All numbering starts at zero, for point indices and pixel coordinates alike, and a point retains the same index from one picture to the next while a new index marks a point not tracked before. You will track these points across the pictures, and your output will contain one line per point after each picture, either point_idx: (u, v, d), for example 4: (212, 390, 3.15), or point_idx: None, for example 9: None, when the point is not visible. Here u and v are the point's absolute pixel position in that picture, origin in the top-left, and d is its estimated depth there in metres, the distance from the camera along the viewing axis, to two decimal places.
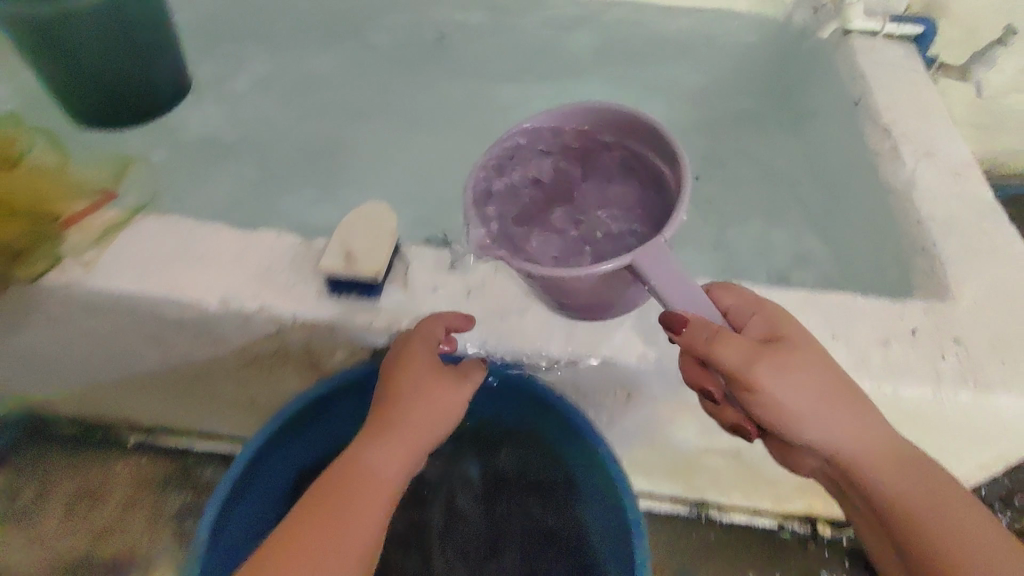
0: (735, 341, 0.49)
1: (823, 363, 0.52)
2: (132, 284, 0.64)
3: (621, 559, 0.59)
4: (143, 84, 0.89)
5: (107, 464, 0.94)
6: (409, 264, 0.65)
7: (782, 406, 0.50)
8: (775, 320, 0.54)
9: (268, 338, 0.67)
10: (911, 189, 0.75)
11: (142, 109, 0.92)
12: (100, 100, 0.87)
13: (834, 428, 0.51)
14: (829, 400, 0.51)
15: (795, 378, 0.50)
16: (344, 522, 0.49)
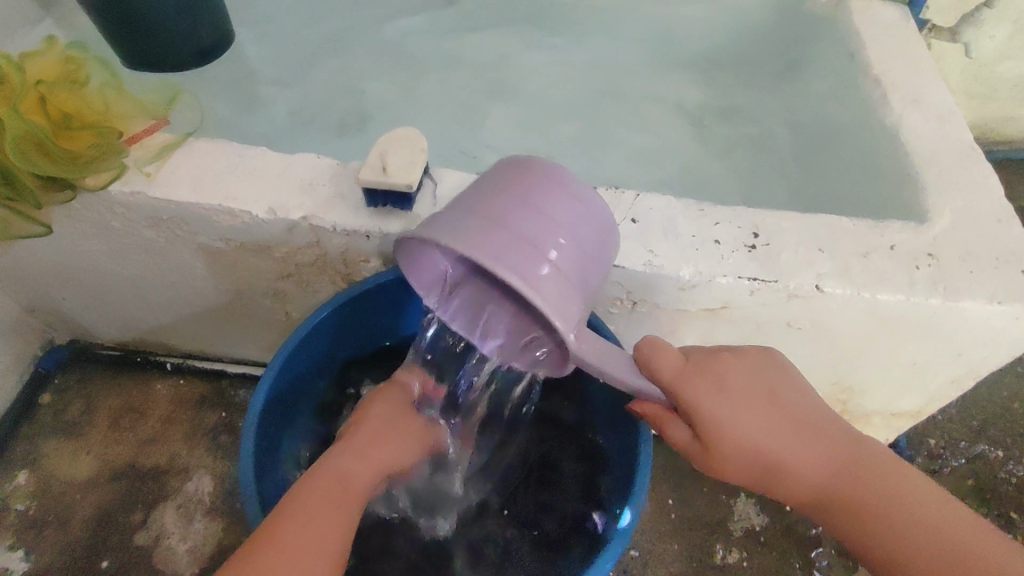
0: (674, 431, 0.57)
1: (741, 445, 0.54)
2: (190, 194, 0.72)
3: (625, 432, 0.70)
4: (188, 34, 0.96)
5: (147, 384, 1.02)
6: (437, 183, 0.73)
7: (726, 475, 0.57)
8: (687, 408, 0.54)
9: (310, 247, 0.74)
10: (898, 130, 0.82)
11: (187, 57, 0.99)
12: (151, 49, 0.94)
13: (775, 488, 0.56)
14: (753, 472, 0.55)
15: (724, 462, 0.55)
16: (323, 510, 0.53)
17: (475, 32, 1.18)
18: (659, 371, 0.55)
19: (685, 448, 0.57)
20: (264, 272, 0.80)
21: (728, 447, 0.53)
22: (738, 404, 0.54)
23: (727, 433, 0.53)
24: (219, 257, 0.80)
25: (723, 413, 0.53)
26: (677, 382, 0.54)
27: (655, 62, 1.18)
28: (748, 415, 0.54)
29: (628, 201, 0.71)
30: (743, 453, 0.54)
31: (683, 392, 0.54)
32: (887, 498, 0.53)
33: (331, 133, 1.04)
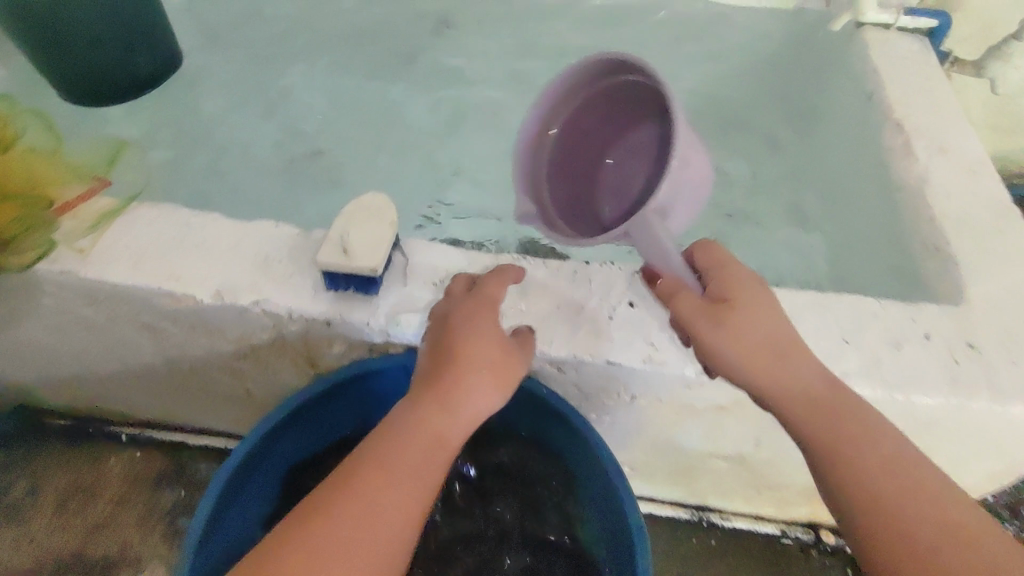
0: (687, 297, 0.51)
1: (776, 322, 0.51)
2: (127, 274, 0.63)
3: (621, 561, 0.58)
4: (133, 72, 0.88)
5: (101, 460, 0.93)
6: (408, 259, 0.64)
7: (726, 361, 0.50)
8: (727, 278, 0.52)
9: (265, 331, 0.65)
10: (923, 186, 0.73)
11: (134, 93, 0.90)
12: (92, 88, 0.85)
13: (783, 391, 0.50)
14: (769, 355, 0.50)
15: (746, 335, 0.50)
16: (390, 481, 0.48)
17: (466, 58, 1.06)
18: (711, 254, 0.54)
19: (688, 313, 0.51)
20: (217, 352, 0.71)
21: (759, 316, 0.50)
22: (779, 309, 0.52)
23: (759, 307, 0.51)
24: (167, 337, 0.70)
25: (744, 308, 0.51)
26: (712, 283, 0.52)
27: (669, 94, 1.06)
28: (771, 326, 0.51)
29: (623, 279, 0.62)
30: (772, 330, 0.50)
31: (729, 270, 0.53)
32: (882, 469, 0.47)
33: (300, 179, 0.93)
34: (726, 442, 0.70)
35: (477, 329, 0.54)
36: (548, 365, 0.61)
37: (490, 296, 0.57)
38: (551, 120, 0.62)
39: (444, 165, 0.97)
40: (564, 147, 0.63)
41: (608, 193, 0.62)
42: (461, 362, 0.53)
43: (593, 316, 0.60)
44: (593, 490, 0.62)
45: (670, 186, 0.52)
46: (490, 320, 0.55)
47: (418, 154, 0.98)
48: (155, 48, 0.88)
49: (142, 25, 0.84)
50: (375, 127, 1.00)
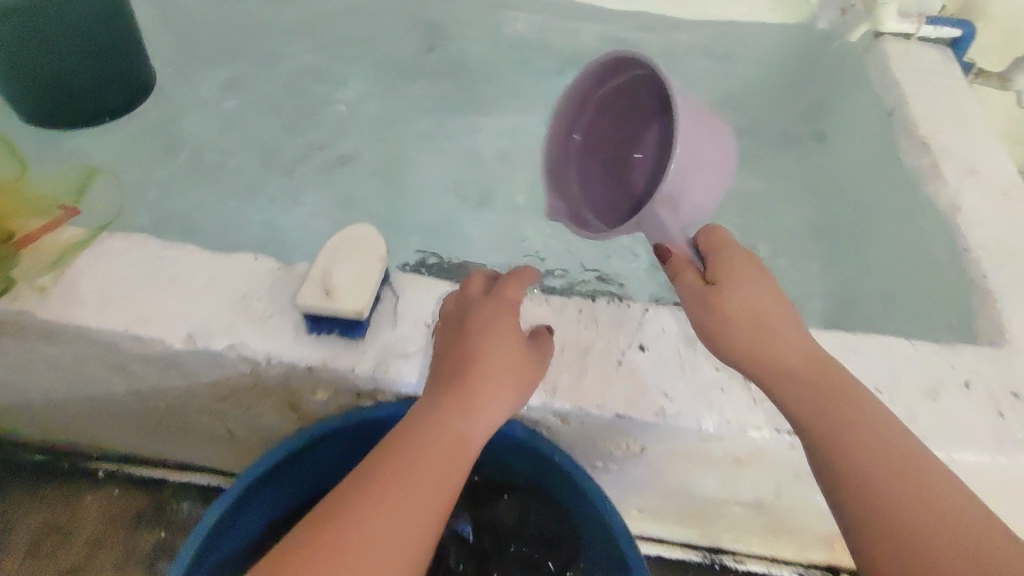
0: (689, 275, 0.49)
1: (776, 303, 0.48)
2: (91, 315, 0.57)
3: None
4: (109, 87, 0.82)
5: (77, 497, 0.88)
6: (399, 296, 0.59)
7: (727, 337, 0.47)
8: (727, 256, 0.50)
9: (242, 375, 0.60)
10: (954, 212, 0.68)
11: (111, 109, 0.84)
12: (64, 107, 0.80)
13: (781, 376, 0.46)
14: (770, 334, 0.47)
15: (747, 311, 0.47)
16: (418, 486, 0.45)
17: (464, 71, 1.01)
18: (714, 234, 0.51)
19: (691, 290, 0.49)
20: (193, 394, 0.66)
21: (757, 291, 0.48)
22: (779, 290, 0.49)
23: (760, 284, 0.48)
24: (139, 377, 0.65)
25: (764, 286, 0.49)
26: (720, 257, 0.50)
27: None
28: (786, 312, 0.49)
29: (633, 320, 0.57)
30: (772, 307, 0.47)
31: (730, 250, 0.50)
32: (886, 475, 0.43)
33: (289, 201, 0.88)
34: (743, 491, 0.64)
35: (498, 334, 0.51)
36: (551, 416, 0.55)
37: (511, 299, 0.54)
38: (573, 126, 0.68)
39: (438, 183, 0.92)
40: (586, 151, 0.69)
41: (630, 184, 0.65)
42: (481, 367, 0.50)
43: (601, 361, 0.55)
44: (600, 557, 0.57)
45: (677, 169, 0.55)
46: (509, 326, 0.52)
47: (411, 171, 0.93)
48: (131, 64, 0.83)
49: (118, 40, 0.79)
50: (366, 143, 0.95)
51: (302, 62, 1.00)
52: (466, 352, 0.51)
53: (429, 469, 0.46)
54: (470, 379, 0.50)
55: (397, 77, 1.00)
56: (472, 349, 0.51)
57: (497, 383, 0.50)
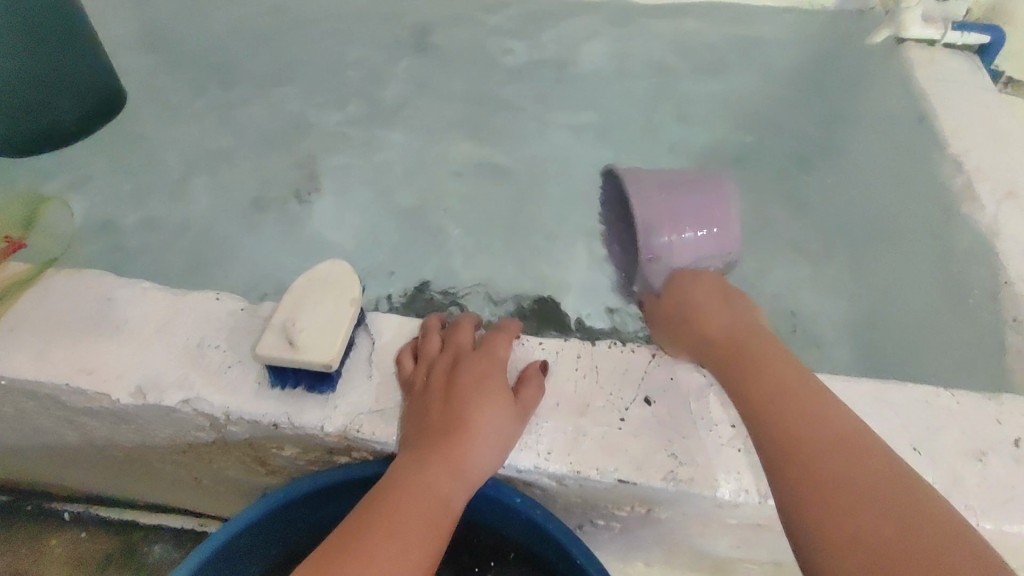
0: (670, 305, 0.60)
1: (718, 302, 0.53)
2: (31, 369, 0.52)
3: None
4: (78, 101, 0.76)
5: (40, 540, 0.82)
6: (374, 342, 0.53)
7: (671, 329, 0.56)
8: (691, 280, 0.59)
9: (202, 431, 0.54)
10: (993, 239, 0.62)
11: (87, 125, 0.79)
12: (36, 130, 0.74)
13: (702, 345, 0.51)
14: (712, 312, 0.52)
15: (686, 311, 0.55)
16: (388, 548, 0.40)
17: (457, 81, 0.95)
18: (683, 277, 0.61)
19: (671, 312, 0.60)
20: (152, 445, 0.60)
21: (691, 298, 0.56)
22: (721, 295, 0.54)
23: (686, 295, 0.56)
24: (91, 428, 0.59)
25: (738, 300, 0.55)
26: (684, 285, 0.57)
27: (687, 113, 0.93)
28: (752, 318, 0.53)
29: (638, 369, 0.50)
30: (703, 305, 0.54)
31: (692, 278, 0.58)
32: (847, 447, 0.40)
33: (267, 224, 0.83)
34: (761, 550, 0.58)
35: (487, 386, 0.47)
36: (544, 478, 0.49)
37: (497, 355, 0.50)
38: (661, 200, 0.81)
39: (427, 202, 0.86)
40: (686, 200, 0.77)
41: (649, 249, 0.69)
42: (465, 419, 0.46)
43: (602, 419, 0.49)
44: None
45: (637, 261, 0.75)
46: (501, 378, 0.48)
47: (398, 189, 0.87)
48: (94, 80, 0.77)
49: (78, 57, 0.73)
50: (349, 158, 0.89)
51: (283, 74, 0.95)
52: (449, 405, 0.46)
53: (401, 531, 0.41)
54: (454, 436, 0.45)
55: (384, 89, 0.94)
56: (455, 402, 0.46)
57: (489, 437, 0.46)
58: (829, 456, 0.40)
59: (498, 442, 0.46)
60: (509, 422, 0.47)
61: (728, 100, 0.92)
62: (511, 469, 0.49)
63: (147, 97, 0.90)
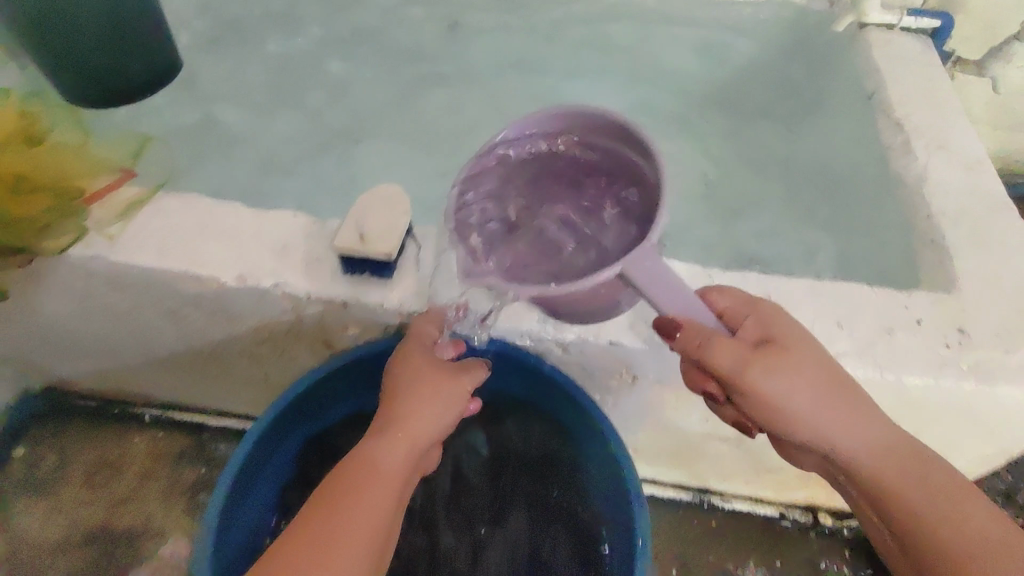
0: (729, 345, 0.51)
1: (815, 360, 0.53)
2: (153, 260, 0.66)
3: (620, 525, 0.62)
4: (154, 53, 0.93)
5: (124, 437, 0.97)
6: (421, 245, 0.67)
7: (771, 402, 0.52)
8: (768, 318, 0.55)
9: (283, 314, 0.69)
10: (921, 181, 0.74)
11: (161, 72, 0.96)
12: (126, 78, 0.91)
13: (819, 419, 0.52)
14: (816, 389, 0.52)
15: (776, 393, 0.52)
16: (348, 513, 0.49)
17: (480, 63, 1.10)
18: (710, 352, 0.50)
19: (720, 369, 0.52)
20: (238, 335, 0.75)
21: (783, 369, 0.51)
22: (791, 370, 0.52)
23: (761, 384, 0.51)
24: (189, 321, 0.74)
25: (772, 361, 0.52)
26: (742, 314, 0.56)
27: (678, 94, 1.10)
28: (812, 365, 0.53)
29: None
30: (800, 381, 0.52)
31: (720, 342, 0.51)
32: (915, 480, 0.51)
33: (320, 177, 0.98)
34: (724, 425, 0.73)
35: (411, 363, 0.57)
36: (551, 343, 0.64)
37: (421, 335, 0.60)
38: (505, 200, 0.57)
39: (454, 160, 1.02)
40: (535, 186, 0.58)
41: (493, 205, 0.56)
42: (402, 398, 0.55)
43: None
44: (596, 467, 0.65)
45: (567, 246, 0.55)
46: (422, 355, 0.58)
47: (430, 150, 1.03)
48: (155, 45, 0.92)
49: (142, 28, 0.88)
50: (387, 124, 1.05)
51: (332, 53, 1.10)
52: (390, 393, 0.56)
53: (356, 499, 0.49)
54: (394, 409, 0.55)
55: (417, 68, 1.10)
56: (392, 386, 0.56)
57: (428, 408, 0.55)
58: (915, 498, 0.51)
59: (429, 405, 0.55)
60: (435, 388, 0.56)
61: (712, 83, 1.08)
62: (523, 334, 0.64)
63: (215, 69, 1.05)
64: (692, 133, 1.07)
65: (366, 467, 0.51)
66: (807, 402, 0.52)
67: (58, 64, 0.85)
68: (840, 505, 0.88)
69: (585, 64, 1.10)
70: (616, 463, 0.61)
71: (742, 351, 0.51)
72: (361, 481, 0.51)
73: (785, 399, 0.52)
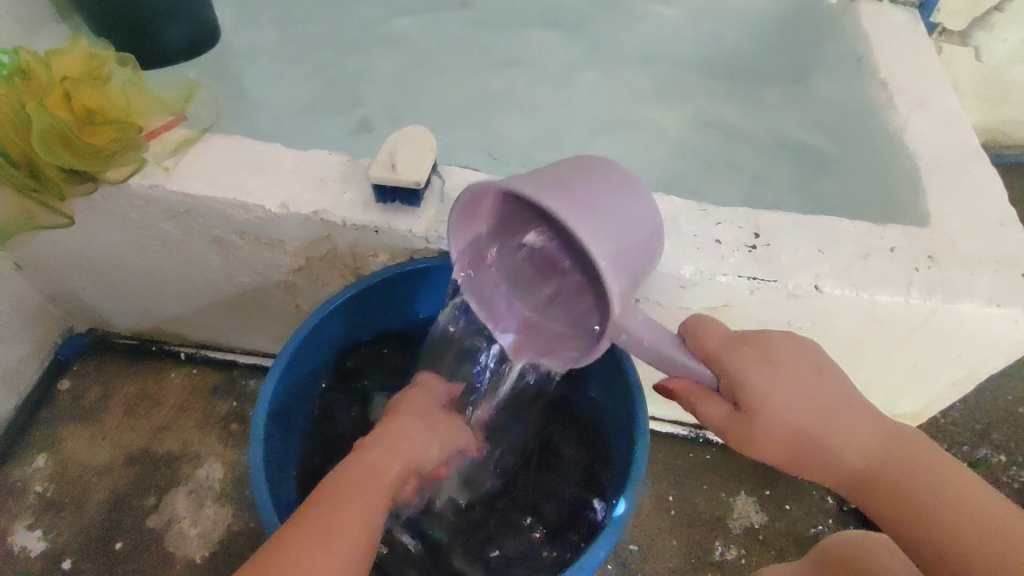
0: (714, 407, 0.57)
1: (802, 400, 0.54)
2: (205, 188, 0.74)
3: (620, 417, 0.71)
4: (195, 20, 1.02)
5: (162, 372, 1.05)
6: (444, 180, 0.75)
7: (764, 450, 0.56)
8: (744, 366, 0.55)
9: (321, 241, 0.77)
10: (902, 133, 0.81)
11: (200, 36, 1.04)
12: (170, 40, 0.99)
13: (811, 460, 0.55)
14: (804, 433, 0.54)
15: (766, 444, 0.55)
16: (361, 498, 0.53)
17: (497, 36, 1.19)
18: (705, 415, 0.58)
19: (718, 425, 0.57)
20: (277, 265, 0.83)
21: (763, 428, 0.54)
22: (775, 422, 0.54)
23: (750, 441, 0.55)
24: (232, 250, 0.82)
25: (755, 429, 0.54)
26: (721, 358, 0.56)
27: (680, 67, 1.18)
28: (797, 415, 0.54)
29: None
30: (785, 431, 0.54)
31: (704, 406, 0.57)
32: (908, 503, 0.53)
33: (347, 134, 1.07)
34: None
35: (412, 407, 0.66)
36: None
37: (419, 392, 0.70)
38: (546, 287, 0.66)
39: (472, 123, 1.10)
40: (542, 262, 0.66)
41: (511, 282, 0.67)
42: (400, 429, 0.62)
43: None
44: (599, 369, 0.75)
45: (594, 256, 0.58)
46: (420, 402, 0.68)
47: (449, 113, 1.11)
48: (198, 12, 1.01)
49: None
50: (409, 90, 1.13)
51: (357, 25, 1.18)
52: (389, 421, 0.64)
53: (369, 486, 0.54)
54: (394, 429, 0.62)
55: (437, 40, 1.18)
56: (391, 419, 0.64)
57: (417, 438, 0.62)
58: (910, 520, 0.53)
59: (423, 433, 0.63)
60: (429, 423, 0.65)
61: (711, 58, 1.18)
62: None
63: (249, 36, 1.13)
64: (693, 100, 1.14)
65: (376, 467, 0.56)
66: (795, 447, 0.55)
67: (111, 21, 0.93)
68: None
69: (592, 38, 1.20)
70: (620, 361, 0.70)
71: (729, 417, 0.56)
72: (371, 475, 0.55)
73: (771, 449, 0.55)
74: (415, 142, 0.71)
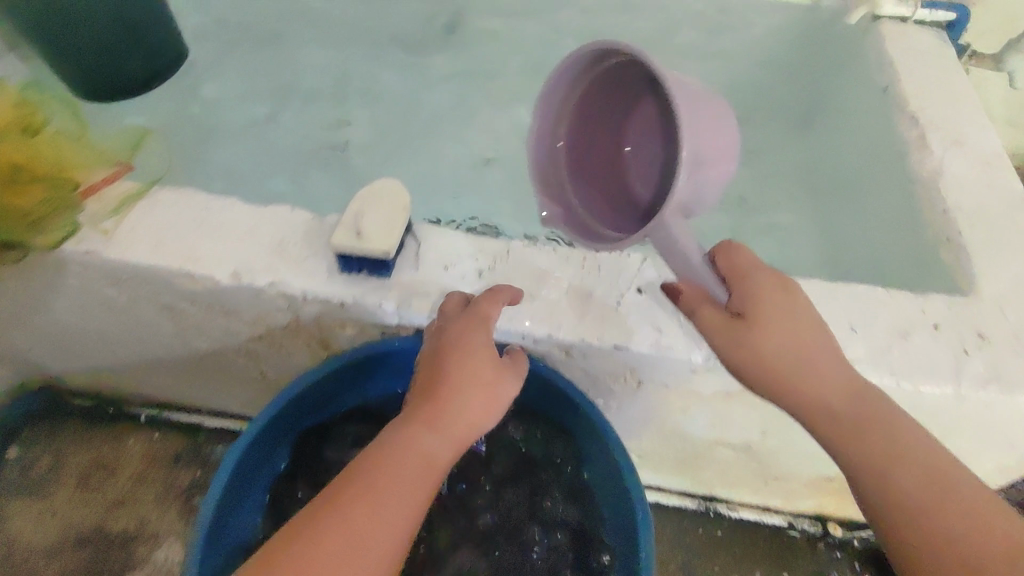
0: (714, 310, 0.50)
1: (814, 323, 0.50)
2: (145, 255, 0.65)
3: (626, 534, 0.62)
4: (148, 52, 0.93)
5: (119, 438, 0.96)
6: (420, 243, 0.65)
7: (765, 359, 0.49)
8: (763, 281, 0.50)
9: (281, 311, 0.68)
10: (937, 178, 0.72)
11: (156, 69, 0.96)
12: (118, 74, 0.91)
13: (809, 383, 0.49)
14: (809, 351, 0.49)
15: (768, 353, 0.49)
16: (383, 506, 0.45)
17: (485, 60, 1.09)
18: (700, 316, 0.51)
19: (713, 330, 0.50)
20: (235, 334, 0.74)
21: (775, 331, 0.49)
22: (792, 330, 0.49)
23: (752, 342, 0.49)
24: (184, 318, 0.73)
25: (757, 338, 0.48)
26: (745, 278, 0.50)
27: None
28: (794, 337, 0.49)
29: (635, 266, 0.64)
30: (793, 338, 0.49)
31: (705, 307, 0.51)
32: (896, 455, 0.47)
33: (322, 174, 0.98)
34: (733, 430, 0.72)
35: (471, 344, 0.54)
36: (555, 348, 0.64)
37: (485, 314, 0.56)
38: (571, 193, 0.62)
39: (457, 160, 1.02)
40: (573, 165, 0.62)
41: (564, 155, 0.61)
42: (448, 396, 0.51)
43: (600, 304, 0.62)
44: (603, 472, 0.66)
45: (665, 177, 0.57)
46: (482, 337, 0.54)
47: (433, 149, 1.02)
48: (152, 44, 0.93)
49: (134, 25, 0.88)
50: (389, 124, 1.04)
51: (334, 51, 1.09)
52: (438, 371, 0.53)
53: (396, 487, 0.46)
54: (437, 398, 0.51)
55: (420, 66, 1.09)
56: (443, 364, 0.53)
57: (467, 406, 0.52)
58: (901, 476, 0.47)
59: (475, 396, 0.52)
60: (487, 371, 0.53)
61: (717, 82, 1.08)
62: (519, 338, 0.63)
63: (215, 66, 1.04)
64: None
65: (411, 461, 0.48)
66: (800, 361, 0.49)
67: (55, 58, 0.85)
68: (852, 515, 0.86)
69: None
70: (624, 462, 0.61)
71: (726, 320, 0.50)
72: (400, 474, 0.47)
73: (775, 358, 0.49)
74: (384, 204, 0.62)
